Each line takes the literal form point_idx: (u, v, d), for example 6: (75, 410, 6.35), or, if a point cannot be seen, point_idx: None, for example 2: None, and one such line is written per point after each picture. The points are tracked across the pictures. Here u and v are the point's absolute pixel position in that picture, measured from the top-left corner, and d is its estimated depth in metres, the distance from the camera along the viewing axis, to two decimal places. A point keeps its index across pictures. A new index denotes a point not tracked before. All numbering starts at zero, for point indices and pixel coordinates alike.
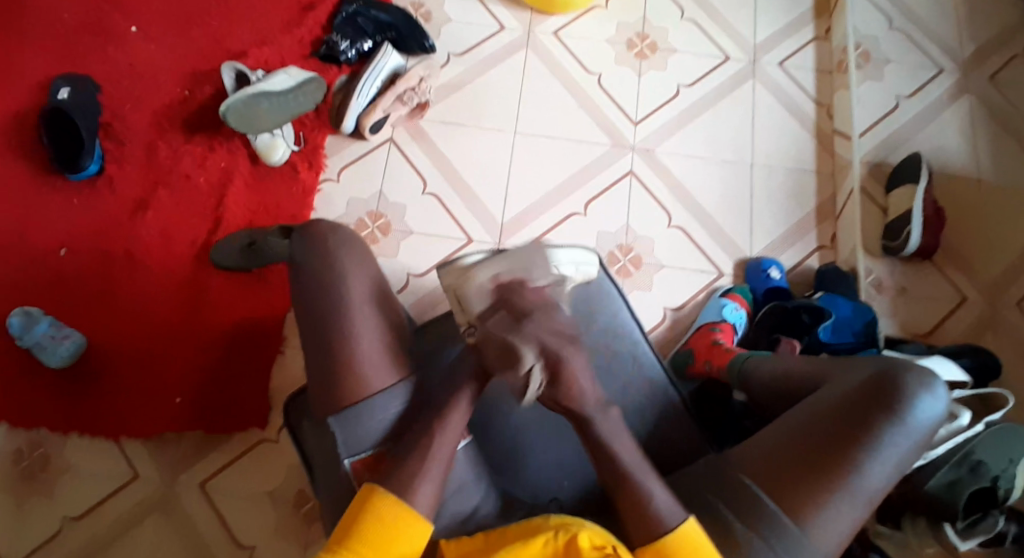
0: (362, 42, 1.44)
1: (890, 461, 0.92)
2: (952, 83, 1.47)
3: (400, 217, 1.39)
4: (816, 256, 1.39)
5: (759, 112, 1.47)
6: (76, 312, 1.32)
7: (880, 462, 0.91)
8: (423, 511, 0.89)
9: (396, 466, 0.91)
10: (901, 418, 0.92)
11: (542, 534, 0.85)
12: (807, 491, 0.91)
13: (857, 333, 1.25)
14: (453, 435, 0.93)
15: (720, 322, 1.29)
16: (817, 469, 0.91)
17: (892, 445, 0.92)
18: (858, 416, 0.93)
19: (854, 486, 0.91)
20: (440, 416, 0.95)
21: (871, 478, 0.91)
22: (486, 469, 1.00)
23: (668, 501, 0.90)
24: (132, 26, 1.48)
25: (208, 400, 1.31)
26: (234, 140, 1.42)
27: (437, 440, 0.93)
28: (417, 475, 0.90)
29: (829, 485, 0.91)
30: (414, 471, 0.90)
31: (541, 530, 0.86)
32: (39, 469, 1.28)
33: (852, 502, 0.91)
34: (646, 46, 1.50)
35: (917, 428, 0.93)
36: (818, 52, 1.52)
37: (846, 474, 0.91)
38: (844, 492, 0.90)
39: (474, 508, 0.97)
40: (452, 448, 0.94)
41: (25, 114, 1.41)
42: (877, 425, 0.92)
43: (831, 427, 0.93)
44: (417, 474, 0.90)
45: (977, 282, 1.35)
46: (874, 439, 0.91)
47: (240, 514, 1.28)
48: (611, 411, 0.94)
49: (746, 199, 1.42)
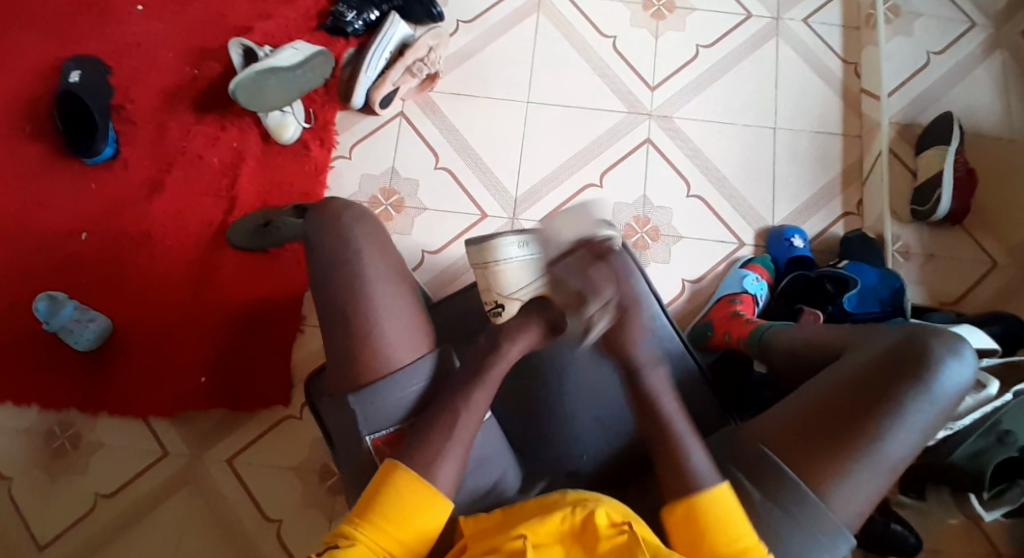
0: (369, 12, 1.41)
1: (915, 429, 0.90)
2: (988, 35, 1.40)
3: (413, 193, 1.37)
4: (841, 223, 1.35)
5: (781, 71, 1.41)
6: (99, 296, 1.35)
7: (904, 429, 0.90)
8: (437, 498, 0.89)
9: (408, 452, 0.92)
10: (926, 384, 0.90)
11: (559, 511, 0.86)
12: (829, 459, 0.90)
13: (882, 302, 1.21)
14: (472, 418, 0.93)
15: (739, 294, 1.27)
16: (839, 438, 0.90)
17: (916, 412, 0.90)
18: (882, 383, 0.91)
19: (876, 454, 0.89)
20: (452, 401, 0.94)
21: (894, 445, 0.90)
22: (502, 452, 1.00)
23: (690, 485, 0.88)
24: (138, 5, 1.46)
25: (231, 378, 1.33)
26: (245, 119, 1.41)
27: (451, 427, 0.92)
28: (431, 463, 0.91)
29: (852, 453, 0.89)
30: (427, 459, 0.90)
31: (558, 507, 0.87)
32: (72, 449, 1.32)
33: (875, 471, 0.89)
34: (663, 6, 1.44)
35: (942, 394, 0.91)
36: (845, 6, 1.44)
37: (868, 443, 0.89)
38: (866, 462, 0.89)
39: (488, 488, 0.98)
40: (474, 428, 0.94)
41: (38, 98, 1.42)
42: (901, 391, 0.90)
43: (854, 394, 0.92)
44: (430, 459, 0.90)
45: (1010, 246, 1.30)
46: (898, 406, 0.90)
47: (267, 487, 1.31)
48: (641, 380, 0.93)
49: (768, 165, 1.37)
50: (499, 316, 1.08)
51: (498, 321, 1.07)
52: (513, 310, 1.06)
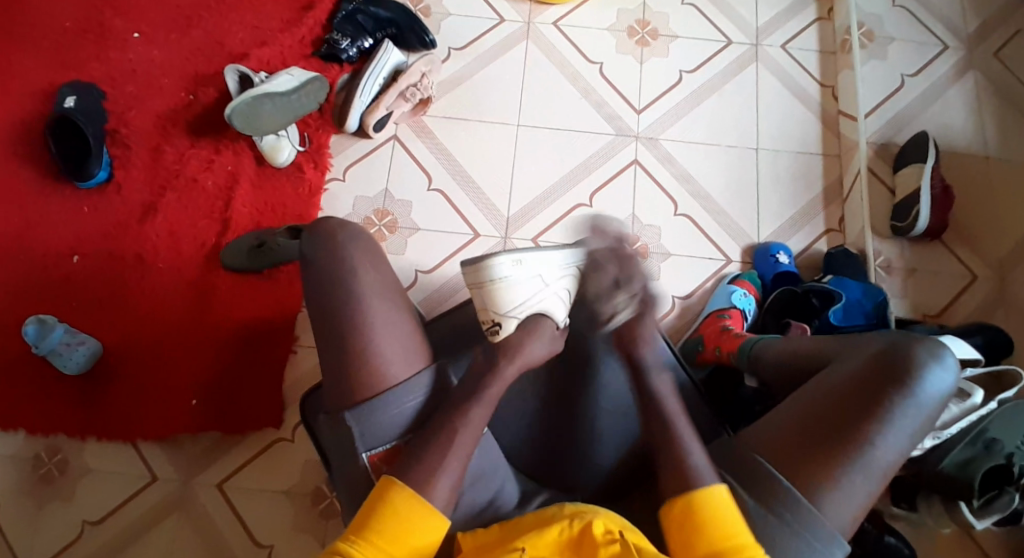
0: (363, 40, 1.45)
1: (902, 433, 0.92)
2: (960, 57, 1.46)
3: (406, 214, 1.39)
4: (824, 239, 1.39)
5: (762, 95, 1.46)
6: (90, 318, 1.34)
7: (892, 433, 0.92)
8: (438, 505, 0.89)
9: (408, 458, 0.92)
10: (911, 389, 0.93)
11: (556, 523, 0.86)
12: (822, 464, 0.91)
13: (867, 315, 1.24)
14: (468, 431, 0.93)
15: (728, 309, 1.29)
16: (830, 446, 0.92)
17: (903, 417, 0.92)
18: (868, 389, 0.94)
19: (867, 460, 0.91)
20: (453, 408, 0.95)
21: (883, 451, 0.91)
22: (501, 464, 1.01)
23: (690, 490, 0.88)
24: (134, 32, 1.48)
25: (223, 400, 1.32)
26: (239, 142, 1.43)
27: (451, 436, 0.93)
28: (431, 471, 0.91)
29: (844, 458, 0.91)
30: (427, 468, 0.91)
31: (554, 519, 0.87)
32: (59, 474, 1.30)
33: (867, 475, 0.91)
34: (648, 33, 1.49)
35: (927, 399, 0.93)
36: (821, 33, 1.50)
37: (859, 450, 0.91)
38: (858, 465, 0.91)
39: (486, 503, 0.98)
40: (472, 443, 0.93)
41: (31, 122, 1.43)
42: (888, 397, 0.93)
43: (842, 401, 0.94)
44: (431, 466, 0.91)
45: (987, 259, 1.35)
46: (886, 411, 0.92)
47: (258, 512, 1.29)
48: (632, 398, 0.91)
49: (752, 183, 1.41)
50: (496, 336, 1.03)
51: (496, 340, 1.03)
52: (511, 327, 1.02)
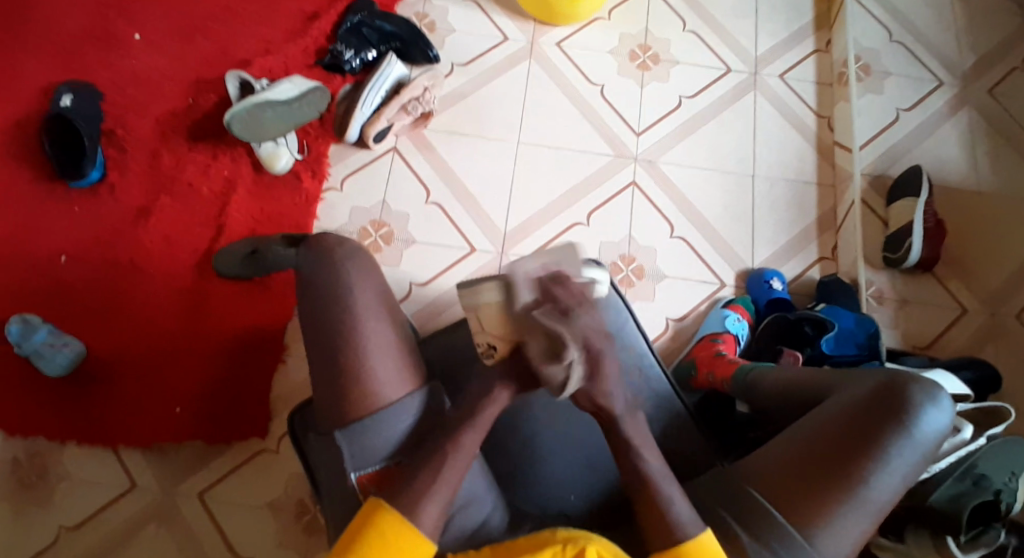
0: (367, 52, 1.45)
1: (897, 475, 0.92)
2: (953, 95, 1.49)
3: (403, 226, 1.39)
4: (817, 267, 1.40)
5: (760, 123, 1.48)
6: (77, 321, 1.32)
7: (887, 474, 0.92)
8: (428, 522, 0.88)
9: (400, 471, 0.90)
10: (907, 431, 0.93)
11: (550, 547, 0.86)
12: (816, 502, 0.91)
13: (860, 346, 1.25)
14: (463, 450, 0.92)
15: (722, 333, 1.29)
16: (825, 484, 0.92)
17: (898, 459, 0.92)
18: (864, 429, 0.93)
19: (862, 500, 0.91)
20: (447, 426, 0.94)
21: (878, 491, 0.92)
22: (494, 483, 0.99)
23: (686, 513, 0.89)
24: (136, 34, 1.47)
25: (208, 410, 1.30)
26: (238, 148, 1.42)
27: (444, 453, 0.92)
28: (422, 489, 0.89)
29: (837, 498, 0.91)
30: (419, 485, 0.89)
31: (549, 543, 0.86)
32: (37, 479, 1.27)
33: (860, 515, 0.91)
34: (649, 58, 1.51)
35: (922, 440, 0.93)
36: (819, 65, 1.53)
37: (853, 489, 0.91)
38: (851, 506, 0.91)
39: (478, 525, 0.96)
40: (465, 464, 0.93)
41: (26, 120, 1.41)
42: (884, 438, 0.93)
43: (838, 439, 0.94)
44: (423, 484, 0.90)
45: (978, 294, 1.36)
46: (882, 453, 0.92)
47: (240, 525, 1.27)
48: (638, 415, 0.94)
49: (748, 210, 1.43)
50: (492, 358, 0.97)
51: (492, 363, 0.97)
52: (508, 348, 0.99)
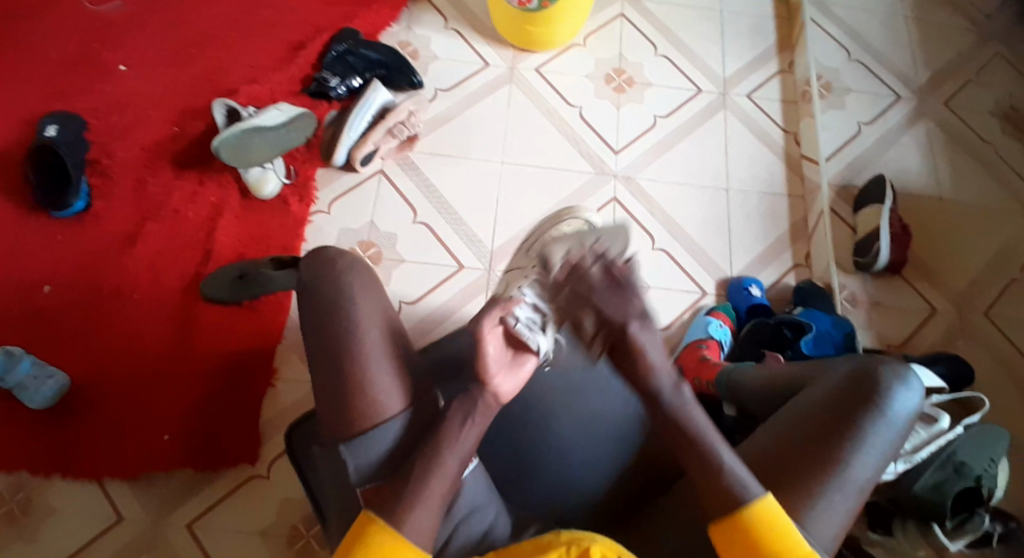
0: (352, 79, 1.49)
1: (875, 453, 0.94)
2: (911, 108, 1.58)
3: (391, 246, 1.41)
4: (792, 274, 1.46)
5: (731, 139, 1.55)
6: (63, 351, 1.31)
7: (865, 453, 0.94)
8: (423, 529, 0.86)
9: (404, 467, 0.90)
10: (881, 410, 0.95)
11: (554, 549, 0.84)
12: (801, 483, 0.93)
13: (837, 345, 1.30)
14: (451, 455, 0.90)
15: (706, 339, 1.34)
16: (808, 467, 0.93)
17: (874, 437, 0.94)
18: (840, 413, 0.96)
19: (844, 478, 0.93)
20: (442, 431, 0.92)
21: (858, 469, 0.93)
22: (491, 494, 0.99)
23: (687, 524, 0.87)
24: (122, 66, 1.50)
25: (199, 435, 1.29)
26: (225, 175, 1.44)
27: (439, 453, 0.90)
28: (410, 498, 0.87)
29: (821, 477, 0.93)
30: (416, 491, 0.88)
31: (553, 546, 0.85)
32: (23, 513, 1.24)
33: (842, 494, 0.92)
34: (624, 81, 1.58)
35: (895, 420, 0.96)
36: (783, 84, 1.61)
37: (834, 468, 0.93)
38: (833, 484, 0.92)
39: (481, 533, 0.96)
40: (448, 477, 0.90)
41: (12, 151, 1.41)
42: (860, 417, 0.95)
43: (817, 423, 0.96)
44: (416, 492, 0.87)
45: (945, 293, 1.43)
46: (858, 432, 0.94)
47: (231, 554, 1.25)
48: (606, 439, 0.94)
49: (724, 221, 1.48)
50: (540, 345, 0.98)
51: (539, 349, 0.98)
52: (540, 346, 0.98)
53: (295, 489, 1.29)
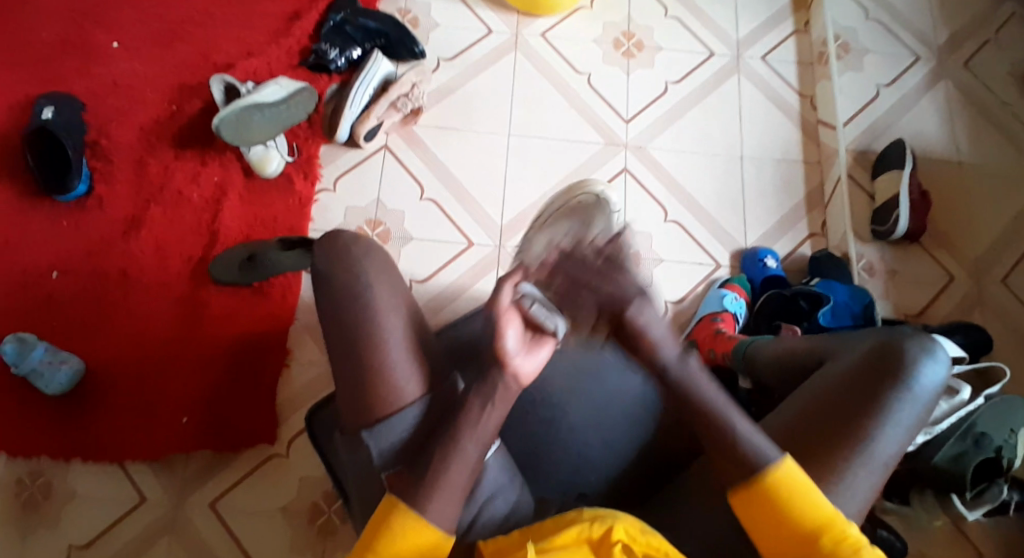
0: (352, 50, 1.44)
1: (901, 427, 0.92)
2: (931, 67, 1.53)
3: (399, 223, 1.39)
4: (808, 244, 1.43)
5: (744, 104, 1.50)
6: (72, 337, 1.29)
7: (890, 428, 0.92)
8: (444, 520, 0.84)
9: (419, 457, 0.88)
10: (907, 384, 0.93)
11: (576, 525, 0.83)
12: (826, 460, 0.91)
13: (855, 317, 1.28)
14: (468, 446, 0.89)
15: (721, 313, 1.31)
16: (834, 443, 0.91)
17: (900, 412, 0.92)
18: (865, 387, 0.93)
19: (869, 454, 0.91)
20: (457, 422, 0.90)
21: (885, 444, 0.91)
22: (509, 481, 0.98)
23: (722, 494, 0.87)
24: (115, 43, 1.45)
25: (213, 419, 1.28)
26: (226, 154, 1.40)
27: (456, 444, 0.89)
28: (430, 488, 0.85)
29: (847, 453, 0.91)
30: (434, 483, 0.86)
31: (576, 522, 0.84)
32: (44, 498, 1.25)
33: (868, 470, 0.91)
34: (633, 45, 1.53)
35: (922, 393, 0.93)
36: (798, 45, 1.56)
37: (860, 445, 0.91)
38: (859, 460, 0.91)
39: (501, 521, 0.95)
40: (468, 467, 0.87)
41: (8, 135, 1.38)
42: (885, 391, 0.93)
43: (842, 398, 0.94)
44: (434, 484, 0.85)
45: (964, 260, 1.40)
46: (884, 407, 0.92)
47: (254, 533, 1.25)
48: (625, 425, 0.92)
49: (739, 190, 1.45)
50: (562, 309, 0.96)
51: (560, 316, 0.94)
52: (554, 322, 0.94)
53: (313, 469, 1.29)
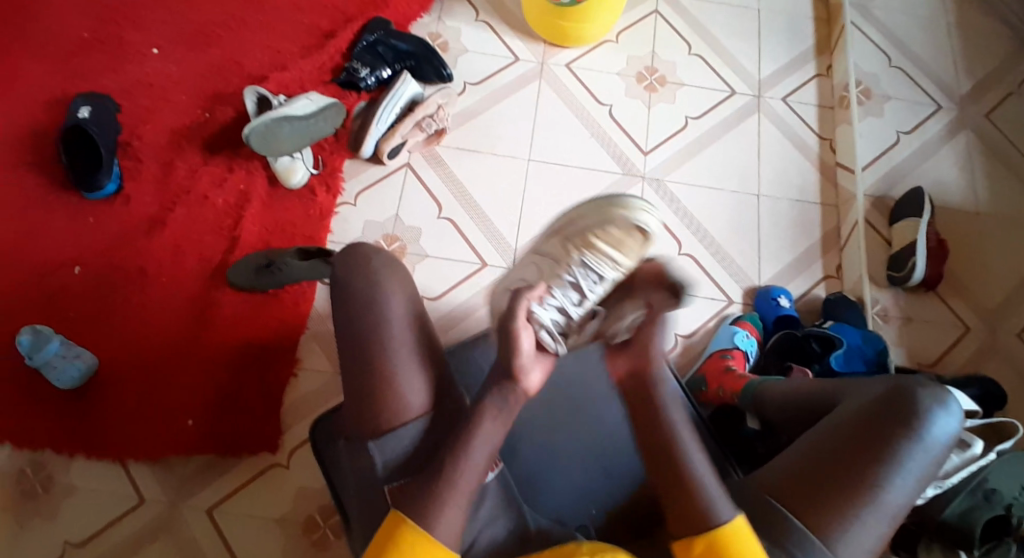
0: (381, 70, 1.48)
1: (909, 478, 0.91)
2: (951, 118, 1.54)
3: (416, 240, 1.41)
4: (822, 285, 1.43)
5: (764, 145, 1.52)
6: (88, 331, 1.32)
7: (899, 479, 0.91)
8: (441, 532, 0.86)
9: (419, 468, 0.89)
10: (917, 434, 0.92)
11: None
12: (834, 507, 0.90)
13: (867, 361, 1.26)
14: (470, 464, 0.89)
15: (731, 349, 1.31)
16: (842, 489, 0.91)
17: (910, 461, 0.92)
18: (876, 434, 0.93)
19: (877, 504, 0.90)
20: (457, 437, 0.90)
21: (893, 494, 0.91)
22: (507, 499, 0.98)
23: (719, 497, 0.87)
24: (154, 49, 1.50)
25: (221, 424, 1.29)
26: (253, 162, 1.43)
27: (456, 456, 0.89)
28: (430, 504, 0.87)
29: (855, 501, 0.90)
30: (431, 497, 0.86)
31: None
32: (45, 491, 1.26)
33: (875, 518, 0.90)
34: (656, 80, 1.55)
35: (933, 444, 0.93)
36: (820, 88, 1.58)
37: (869, 493, 0.90)
38: (866, 508, 0.90)
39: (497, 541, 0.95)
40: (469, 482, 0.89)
41: (45, 131, 1.43)
42: (895, 440, 0.92)
43: (852, 444, 0.93)
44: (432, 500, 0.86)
45: (980, 312, 1.40)
46: (894, 457, 0.91)
47: (249, 540, 1.26)
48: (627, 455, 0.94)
49: (755, 228, 1.46)
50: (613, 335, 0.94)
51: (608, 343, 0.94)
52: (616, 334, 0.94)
53: (313, 480, 1.29)
